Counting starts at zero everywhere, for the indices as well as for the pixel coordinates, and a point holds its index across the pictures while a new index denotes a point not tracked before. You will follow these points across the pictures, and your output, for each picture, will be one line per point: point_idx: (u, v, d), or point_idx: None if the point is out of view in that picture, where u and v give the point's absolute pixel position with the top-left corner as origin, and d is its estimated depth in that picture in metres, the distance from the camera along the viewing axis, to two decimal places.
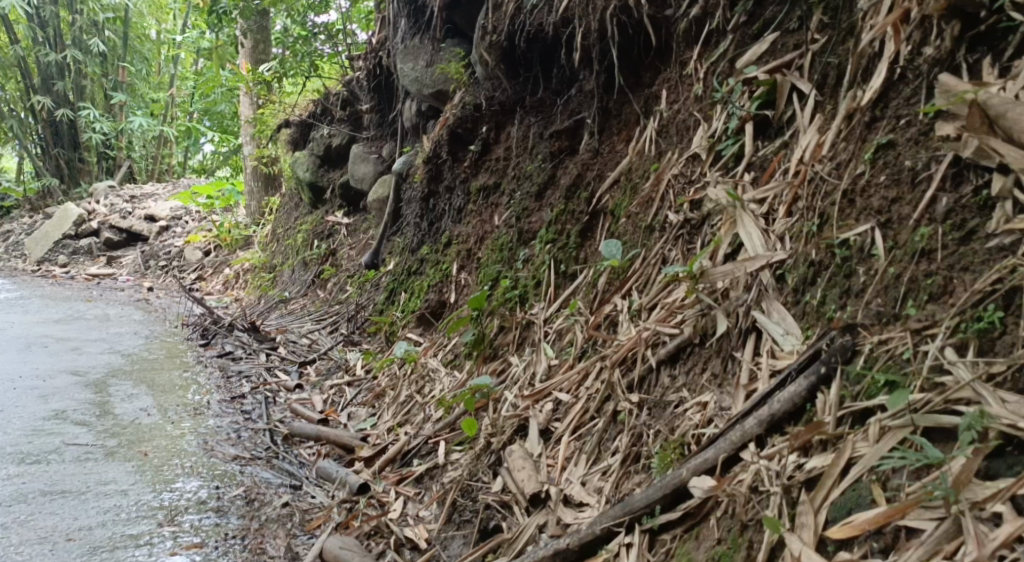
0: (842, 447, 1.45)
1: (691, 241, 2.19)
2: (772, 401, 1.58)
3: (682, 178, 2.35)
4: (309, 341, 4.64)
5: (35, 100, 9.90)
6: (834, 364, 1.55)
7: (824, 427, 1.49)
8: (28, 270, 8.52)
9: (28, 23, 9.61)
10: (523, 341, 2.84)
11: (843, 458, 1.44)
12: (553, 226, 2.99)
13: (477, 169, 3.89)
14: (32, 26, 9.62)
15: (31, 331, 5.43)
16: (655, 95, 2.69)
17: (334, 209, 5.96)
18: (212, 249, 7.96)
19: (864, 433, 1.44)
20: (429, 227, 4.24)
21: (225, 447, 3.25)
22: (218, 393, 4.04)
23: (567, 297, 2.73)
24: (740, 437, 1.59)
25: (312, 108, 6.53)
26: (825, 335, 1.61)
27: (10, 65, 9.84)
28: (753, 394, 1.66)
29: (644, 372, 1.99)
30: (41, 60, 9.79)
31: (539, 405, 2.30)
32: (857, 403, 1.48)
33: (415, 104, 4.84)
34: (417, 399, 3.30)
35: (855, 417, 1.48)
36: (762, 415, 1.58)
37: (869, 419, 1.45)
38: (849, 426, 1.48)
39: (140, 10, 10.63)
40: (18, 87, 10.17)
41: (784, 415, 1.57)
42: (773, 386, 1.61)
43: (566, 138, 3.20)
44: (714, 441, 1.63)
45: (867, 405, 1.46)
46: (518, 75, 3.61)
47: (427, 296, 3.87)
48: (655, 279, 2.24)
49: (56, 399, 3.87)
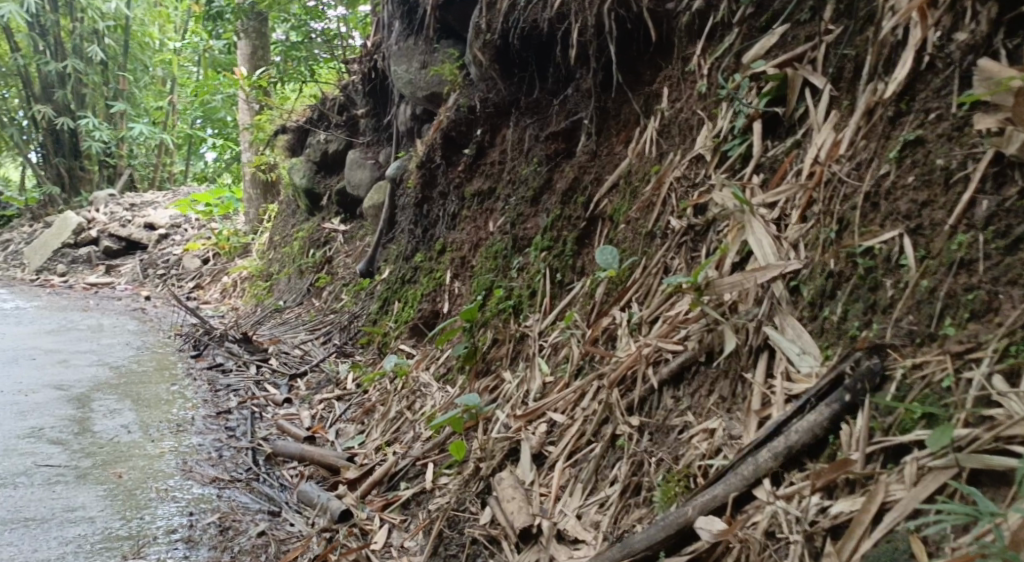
0: (873, 490, 1.29)
1: (694, 249, 2.02)
2: (789, 432, 1.42)
3: (685, 181, 2.18)
4: (301, 352, 4.48)
5: (35, 109, 9.76)
6: (860, 391, 1.39)
7: (851, 466, 1.33)
8: (26, 280, 8.36)
9: (28, 32, 9.49)
10: (517, 356, 2.67)
11: (875, 503, 1.27)
12: (549, 232, 2.83)
13: (472, 173, 3.73)
14: (33, 35, 9.51)
15: (20, 343, 5.25)
16: (655, 94, 2.53)
17: (330, 215, 5.80)
18: (211, 257, 7.80)
19: (900, 474, 1.28)
20: (423, 234, 4.07)
21: (204, 467, 3.09)
22: (203, 408, 3.87)
23: (563, 309, 2.56)
24: (754, 473, 1.42)
25: (308, 113, 6.38)
26: (848, 357, 1.44)
27: (10, 74, 9.68)
28: (767, 421, 1.49)
29: (644, 393, 1.82)
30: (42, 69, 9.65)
31: (532, 427, 2.14)
32: (890, 438, 1.32)
33: (410, 107, 4.69)
34: (406, 416, 3.14)
35: (888, 454, 1.32)
36: (778, 447, 1.42)
37: (905, 458, 1.29)
38: (880, 465, 1.32)
39: (139, 18, 10.51)
40: (18, 96, 10.03)
41: (803, 447, 1.41)
42: (790, 415, 1.45)
43: (562, 140, 3.04)
44: (723, 475, 1.47)
45: (902, 440, 1.30)
46: (512, 75, 3.45)
47: (420, 305, 3.70)
48: (655, 290, 2.08)
49: (35, 416, 3.71)
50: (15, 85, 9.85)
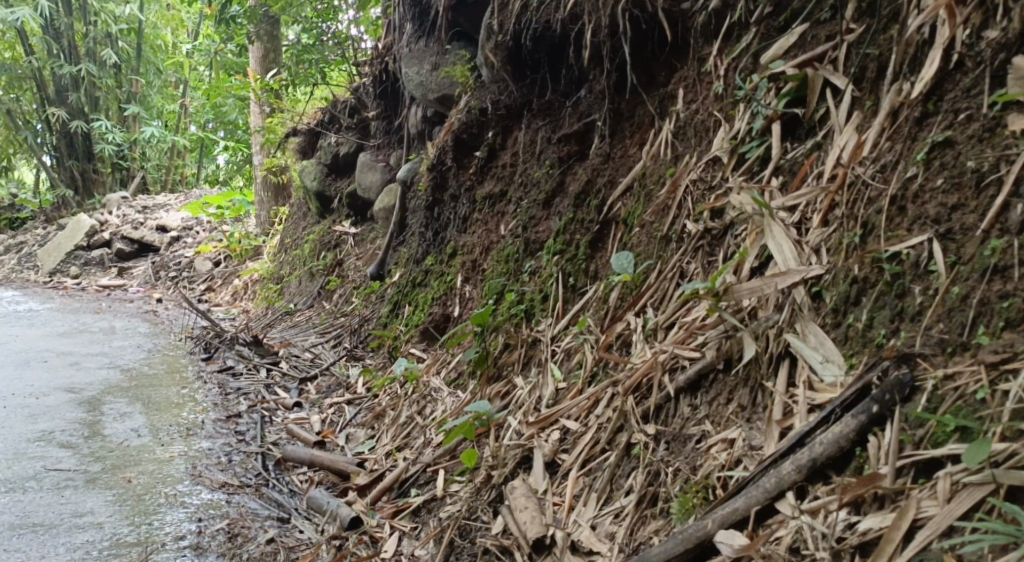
0: (904, 506, 1.25)
1: (711, 253, 1.98)
2: (814, 444, 1.38)
3: (701, 184, 2.14)
4: (312, 355, 4.45)
5: (49, 112, 9.79)
6: (888, 402, 1.35)
7: (880, 481, 1.29)
8: (39, 282, 8.38)
9: (42, 36, 9.52)
10: (529, 361, 2.63)
11: (906, 519, 1.23)
12: (561, 235, 2.79)
13: (483, 176, 3.69)
14: (47, 38, 9.54)
15: (32, 345, 5.25)
16: (670, 95, 2.49)
17: (341, 218, 5.77)
18: (222, 259, 7.80)
19: (932, 490, 1.24)
20: (434, 237, 4.04)
21: (214, 472, 3.07)
22: (213, 411, 3.85)
23: (576, 314, 2.52)
24: (776, 486, 1.38)
25: (319, 116, 6.36)
26: (875, 366, 1.40)
27: (24, 77, 9.71)
28: (790, 432, 1.45)
29: (660, 401, 1.78)
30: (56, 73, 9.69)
31: (545, 434, 2.10)
32: (922, 452, 1.28)
33: (421, 109, 4.66)
34: (417, 421, 3.11)
35: (919, 468, 1.28)
36: (802, 459, 1.37)
37: (938, 472, 1.25)
38: (910, 479, 1.28)
39: (152, 21, 10.53)
40: (32, 99, 10.06)
41: (828, 460, 1.36)
42: (814, 425, 1.40)
43: (575, 142, 3.00)
44: (744, 487, 1.43)
45: (934, 455, 1.26)
46: (524, 77, 3.42)
47: (431, 309, 3.67)
48: (671, 295, 2.03)
49: (45, 419, 3.69)
50: (29, 88, 9.88)
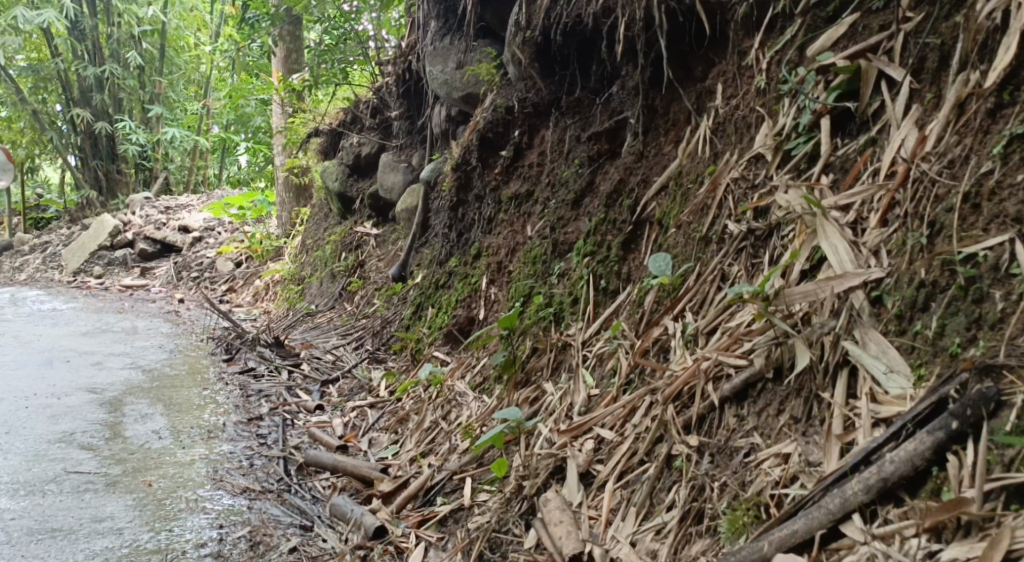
0: (995, 535, 1.14)
1: (755, 255, 1.88)
2: (883, 462, 1.28)
3: (743, 183, 2.04)
4: (333, 357, 4.38)
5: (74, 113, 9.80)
6: (970, 418, 1.23)
7: (967, 506, 1.18)
8: (63, 282, 8.39)
9: (67, 36, 9.54)
10: (559, 366, 2.54)
11: (999, 549, 1.12)
12: (592, 237, 2.70)
13: (509, 176, 3.61)
14: (72, 39, 9.56)
15: (54, 345, 5.21)
16: (708, 90, 2.39)
17: (362, 219, 5.71)
18: (244, 260, 7.76)
19: None
20: (457, 238, 3.96)
21: (235, 476, 3.00)
22: (235, 413, 3.78)
23: (608, 318, 2.43)
24: (841, 507, 1.28)
25: (341, 116, 6.29)
26: (952, 378, 1.30)
27: (49, 78, 9.74)
28: (854, 449, 1.35)
29: (703, 411, 1.68)
30: (81, 73, 9.70)
31: (578, 443, 2.01)
32: (1012, 476, 1.17)
33: (445, 109, 4.58)
34: (442, 426, 3.03)
35: (1010, 493, 1.17)
36: (871, 479, 1.28)
37: None
38: (1000, 506, 1.17)
39: (176, 22, 10.54)
40: (57, 99, 10.09)
41: (901, 480, 1.26)
42: (883, 442, 1.30)
43: (606, 140, 2.91)
44: (806, 507, 1.33)
45: None
46: (553, 74, 3.33)
47: (454, 312, 3.59)
48: (713, 299, 1.94)
49: (66, 420, 3.64)
50: (54, 89, 9.91)
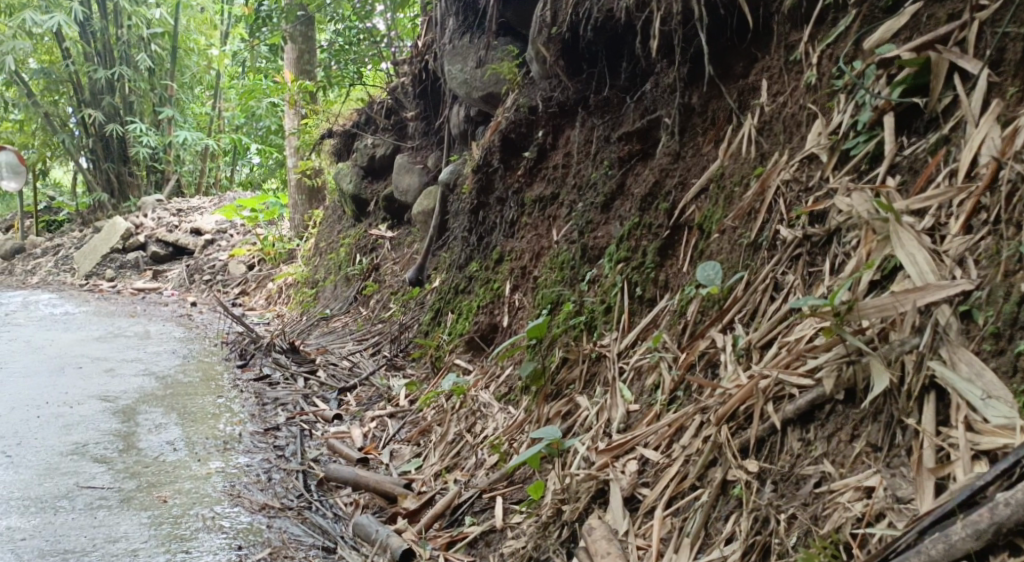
0: None
1: (812, 263, 1.75)
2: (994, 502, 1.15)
3: (795, 184, 1.91)
4: (350, 363, 4.27)
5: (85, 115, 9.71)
6: None
7: None
8: (75, 285, 8.31)
9: (76, 38, 9.46)
10: (592, 379, 2.41)
11: None
12: (625, 242, 2.57)
13: (532, 178, 3.48)
14: (82, 41, 9.49)
15: (66, 351, 5.11)
16: (752, 87, 2.26)
17: (377, 222, 5.59)
18: (256, 263, 7.66)
19: None
20: (477, 242, 3.83)
21: (253, 492, 2.88)
22: (250, 423, 3.67)
23: (645, 328, 2.30)
24: (944, 553, 1.16)
25: (355, 117, 6.18)
26: None
27: (61, 80, 9.65)
28: (953, 486, 1.23)
29: (763, 433, 1.56)
30: (92, 76, 9.62)
31: (620, 464, 1.88)
32: None
33: (464, 109, 4.47)
34: (467, 439, 2.90)
35: None
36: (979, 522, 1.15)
37: None
38: None
39: (186, 24, 10.48)
40: (68, 103, 10.02)
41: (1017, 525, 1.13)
42: (991, 480, 1.18)
43: (636, 140, 2.78)
44: (901, 552, 1.21)
45: None
46: (580, 72, 3.20)
47: (476, 317, 3.46)
48: (765, 311, 1.81)
49: (78, 431, 3.53)
50: (66, 92, 9.83)
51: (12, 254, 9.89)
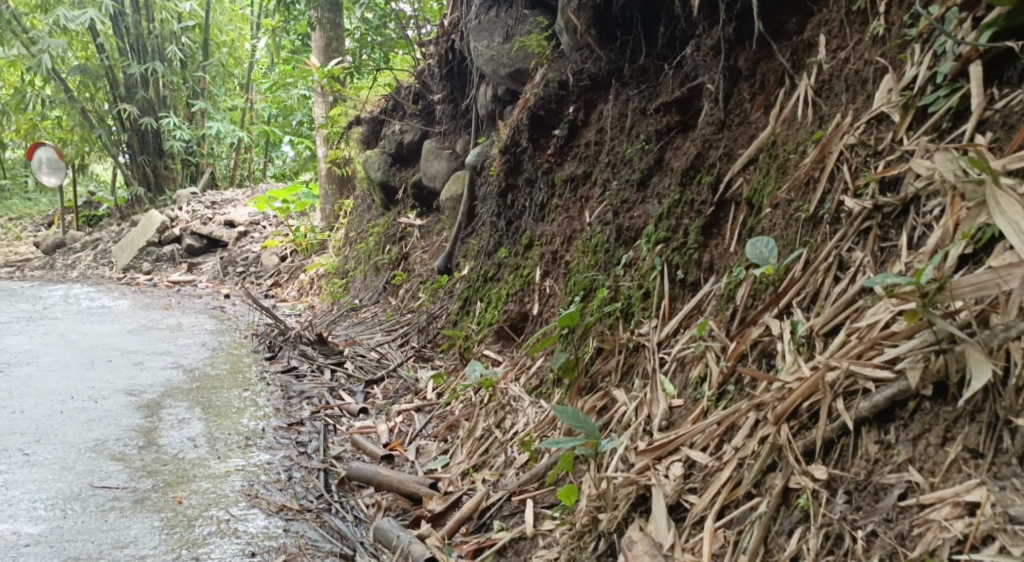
0: None
1: (884, 237, 1.57)
2: None
3: (861, 149, 1.71)
4: (378, 354, 4.09)
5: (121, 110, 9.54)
6: None
7: None
8: (113, 279, 8.24)
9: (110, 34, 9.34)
10: (629, 371, 2.19)
11: None
12: (664, 221, 2.36)
13: (563, 157, 3.26)
14: (116, 36, 9.37)
15: (98, 344, 4.99)
16: (809, 43, 2.06)
17: (406, 209, 5.40)
18: (289, 254, 7.51)
19: None
20: (506, 226, 3.62)
21: (271, 492, 2.70)
22: (274, 418, 3.51)
23: (690, 314, 2.09)
24: None
25: (382, 103, 5.93)
26: None
27: (97, 77, 9.44)
28: None
29: (832, 435, 1.36)
30: (126, 72, 9.49)
31: (663, 467, 1.68)
32: None
33: (491, 88, 4.25)
34: (496, 436, 2.71)
35: None
36: None
37: None
38: None
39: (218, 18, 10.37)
40: (105, 98, 9.78)
41: None
42: None
43: (676, 111, 2.56)
44: None
45: None
46: (613, 40, 2.97)
47: (506, 306, 3.26)
48: (828, 293, 1.60)
49: (99, 427, 3.40)
50: (103, 89, 9.63)
51: (53, 249, 9.48)
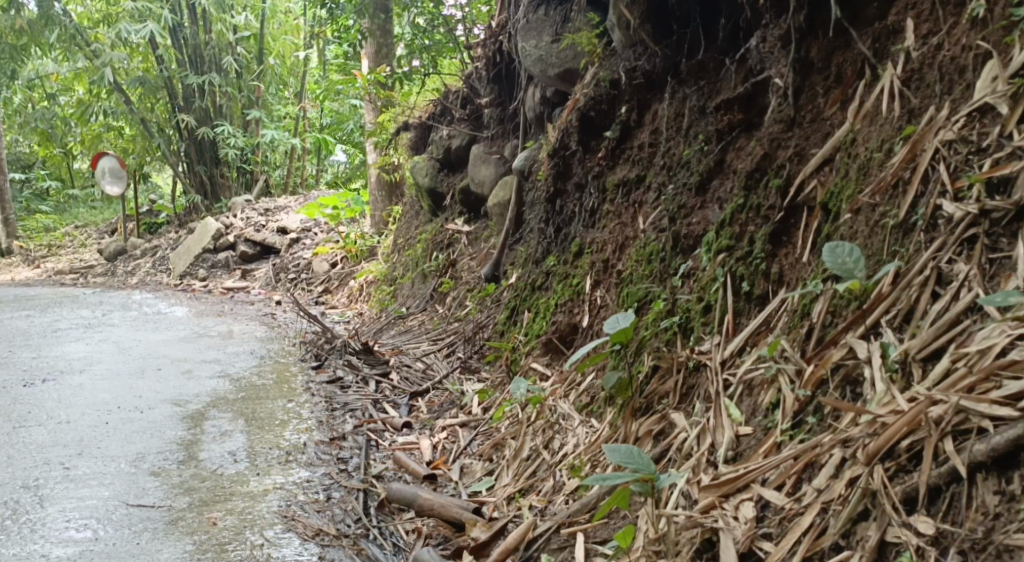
0: None
1: (993, 248, 1.41)
2: None
3: (962, 146, 1.55)
4: (423, 365, 3.93)
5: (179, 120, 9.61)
6: None
7: None
8: (170, 285, 8.25)
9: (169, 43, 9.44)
10: (689, 393, 1.99)
11: None
12: (727, 228, 2.16)
13: (615, 160, 3.07)
14: (175, 47, 9.47)
15: (149, 352, 4.89)
16: (895, 29, 1.89)
17: (453, 216, 5.24)
18: (339, 260, 7.40)
19: None
20: (555, 233, 3.43)
21: (308, 514, 2.48)
22: (317, 431, 3.27)
23: (758, 330, 1.89)
24: None
25: (431, 108, 5.78)
26: None
27: (157, 88, 9.54)
28: None
29: (939, 481, 1.20)
30: (184, 82, 9.53)
31: (731, 507, 1.49)
32: None
33: (540, 90, 4.08)
34: (544, 457, 2.52)
35: None
36: None
37: None
38: None
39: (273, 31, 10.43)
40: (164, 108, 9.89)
41: None
42: None
43: (739, 109, 2.33)
44: None
45: None
46: (669, 34, 2.79)
47: (555, 317, 3.08)
48: (925, 312, 1.44)
49: (142, 439, 3.13)
50: (162, 99, 9.73)
51: (115, 255, 9.54)
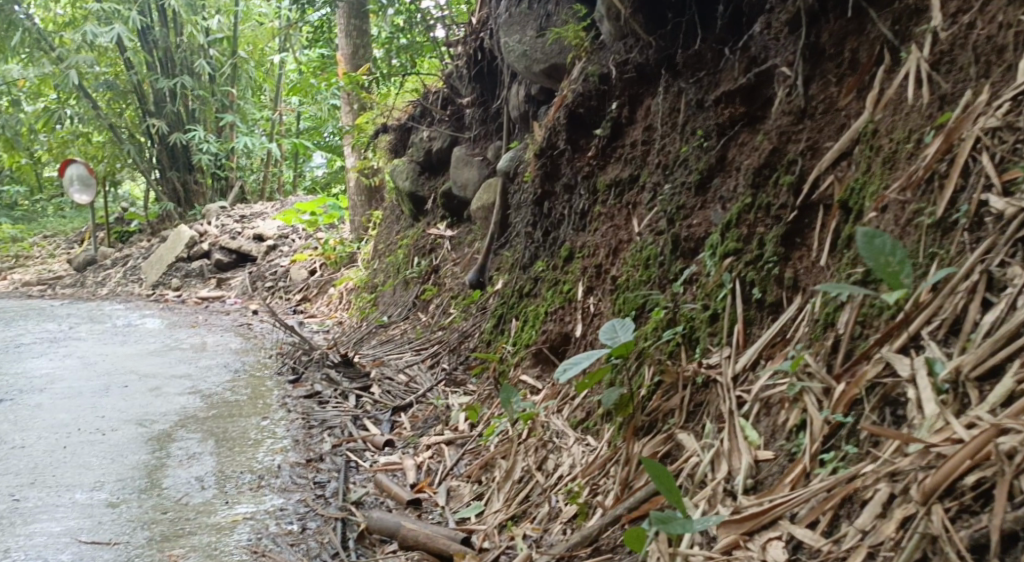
0: None
1: None
2: None
3: (1008, 134, 1.39)
4: (405, 377, 3.73)
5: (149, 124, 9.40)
6: None
7: None
8: (142, 296, 8.00)
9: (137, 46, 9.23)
10: (697, 411, 1.80)
11: None
12: (733, 229, 1.98)
13: (606, 159, 2.89)
14: (144, 50, 9.27)
15: (114, 367, 4.66)
16: (917, 9, 1.73)
17: (436, 220, 5.04)
18: (318, 268, 7.16)
19: None
20: (544, 237, 3.24)
21: (281, 549, 2.27)
22: (292, 452, 3.06)
23: (774, 340, 1.71)
24: None
25: (410, 109, 5.58)
26: None
27: (124, 93, 9.34)
28: None
29: (1016, 525, 1.04)
30: (155, 86, 9.35)
31: (757, 546, 1.31)
32: None
33: (525, 87, 3.89)
34: (538, 480, 2.34)
35: None
36: None
37: None
38: None
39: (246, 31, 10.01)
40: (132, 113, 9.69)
41: None
42: None
43: (740, 101, 2.17)
44: None
45: None
46: (663, 25, 2.62)
47: (545, 326, 2.89)
48: (977, 324, 1.27)
49: (100, 465, 2.91)
50: (131, 104, 9.53)
51: (83, 266, 9.20)
